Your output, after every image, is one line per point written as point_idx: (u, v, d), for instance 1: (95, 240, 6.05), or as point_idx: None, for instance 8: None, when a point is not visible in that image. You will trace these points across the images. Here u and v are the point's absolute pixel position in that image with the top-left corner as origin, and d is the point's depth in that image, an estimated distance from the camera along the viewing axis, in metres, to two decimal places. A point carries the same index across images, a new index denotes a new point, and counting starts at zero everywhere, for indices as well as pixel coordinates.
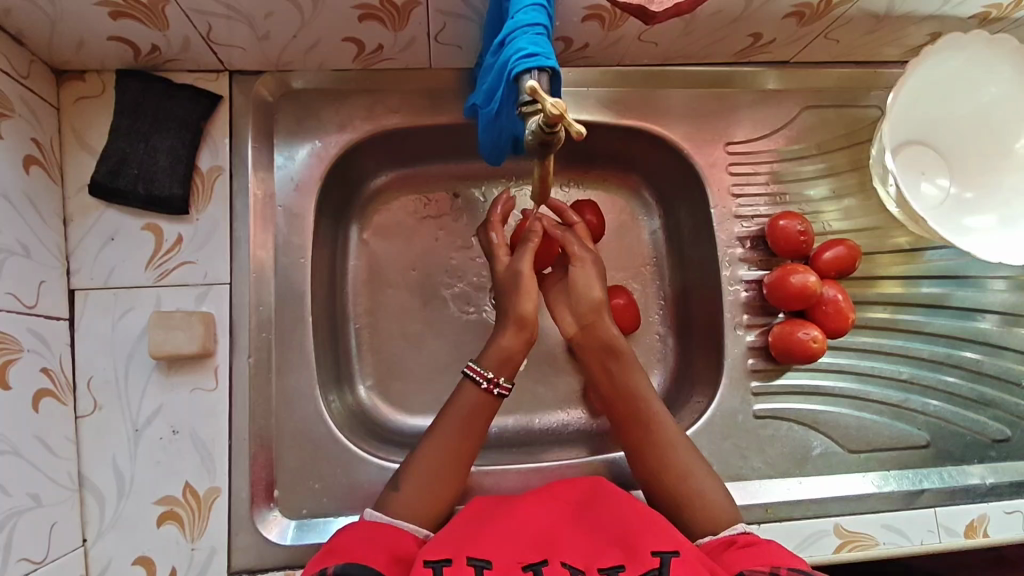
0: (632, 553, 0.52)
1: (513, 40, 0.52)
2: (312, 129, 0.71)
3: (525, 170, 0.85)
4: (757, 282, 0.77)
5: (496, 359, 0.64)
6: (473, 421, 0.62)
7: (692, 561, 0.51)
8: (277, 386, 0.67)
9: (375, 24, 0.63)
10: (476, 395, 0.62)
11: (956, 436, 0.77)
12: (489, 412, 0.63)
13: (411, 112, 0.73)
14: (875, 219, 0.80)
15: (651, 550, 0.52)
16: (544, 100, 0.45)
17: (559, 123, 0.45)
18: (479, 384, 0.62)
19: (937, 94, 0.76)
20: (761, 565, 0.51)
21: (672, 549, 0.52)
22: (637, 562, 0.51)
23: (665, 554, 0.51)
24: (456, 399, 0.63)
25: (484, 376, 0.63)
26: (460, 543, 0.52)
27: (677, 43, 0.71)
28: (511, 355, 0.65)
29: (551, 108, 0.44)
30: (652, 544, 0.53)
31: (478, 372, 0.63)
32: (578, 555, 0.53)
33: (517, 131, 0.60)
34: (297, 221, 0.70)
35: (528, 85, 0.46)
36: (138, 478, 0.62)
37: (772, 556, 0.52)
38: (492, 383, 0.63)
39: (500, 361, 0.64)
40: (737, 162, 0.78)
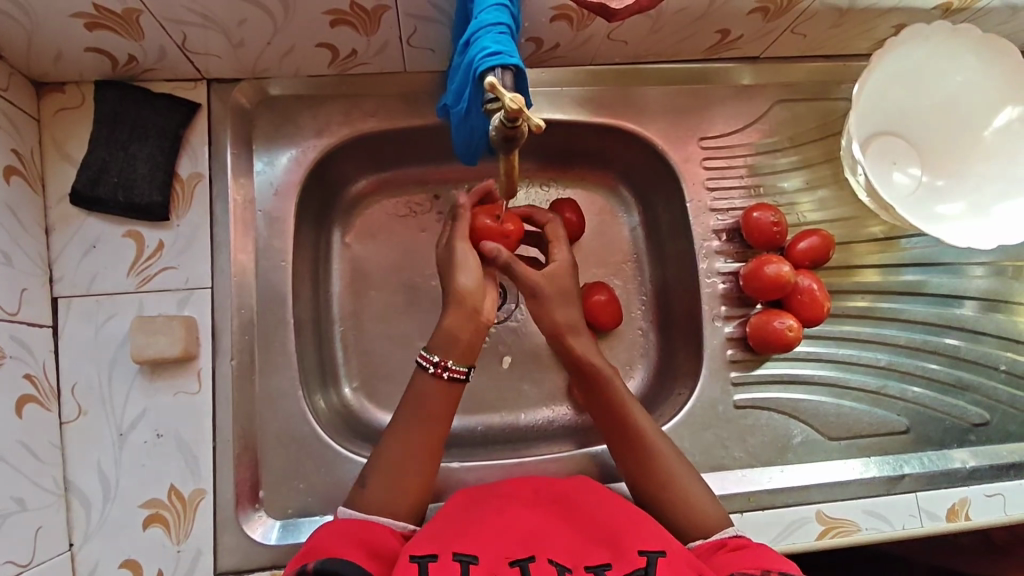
0: (619, 550, 0.54)
1: (478, 39, 0.53)
2: (291, 134, 0.72)
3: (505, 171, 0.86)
4: (734, 273, 0.78)
5: (444, 343, 0.63)
6: (429, 402, 0.62)
7: (678, 561, 0.52)
8: (261, 387, 0.68)
9: (347, 29, 0.64)
10: (432, 383, 0.63)
11: (936, 421, 0.78)
12: (444, 397, 0.63)
13: (387, 115, 0.74)
14: (849, 209, 0.81)
15: (637, 549, 0.53)
16: (504, 95, 0.45)
17: (520, 117, 0.46)
18: (428, 370, 0.63)
19: (904, 84, 0.77)
20: (751, 567, 0.52)
21: (659, 548, 0.53)
22: (624, 560, 0.52)
23: (651, 554, 0.53)
24: (411, 389, 0.63)
25: (430, 361, 0.63)
26: (447, 540, 0.53)
27: (647, 40, 0.72)
28: (458, 337, 0.63)
29: (510, 102, 0.45)
30: (638, 544, 0.54)
31: (426, 357, 0.63)
32: (565, 550, 0.54)
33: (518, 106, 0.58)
34: (277, 224, 0.71)
35: (489, 81, 0.46)
36: (123, 482, 0.63)
37: (763, 560, 0.53)
38: (441, 367, 0.62)
39: (449, 344, 0.63)
40: (712, 156, 0.80)
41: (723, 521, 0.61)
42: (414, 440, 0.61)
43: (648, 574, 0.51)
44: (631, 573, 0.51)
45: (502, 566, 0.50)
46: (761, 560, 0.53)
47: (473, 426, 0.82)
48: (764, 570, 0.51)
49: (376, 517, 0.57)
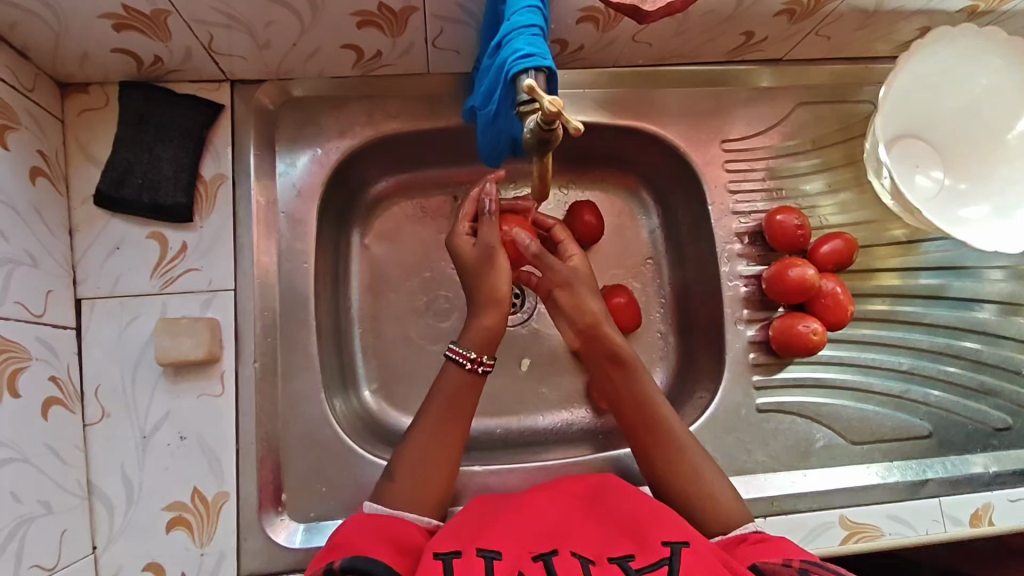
0: (642, 543, 0.52)
1: (510, 40, 0.52)
2: (312, 136, 0.72)
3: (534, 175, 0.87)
4: (756, 277, 0.78)
5: (477, 338, 0.65)
6: (460, 399, 0.63)
7: (703, 552, 0.51)
8: (283, 389, 0.68)
9: (374, 31, 0.64)
10: (460, 376, 0.64)
11: (959, 426, 0.77)
12: (473, 390, 0.64)
13: (409, 117, 0.74)
14: (871, 212, 0.81)
15: (661, 541, 0.52)
16: (542, 98, 0.45)
17: (558, 120, 0.45)
18: (465, 365, 0.63)
19: (928, 86, 0.77)
20: (774, 557, 0.52)
21: (683, 539, 0.52)
22: (647, 551, 0.51)
23: (675, 544, 0.51)
24: (439, 384, 0.64)
25: (468, 358, 0.64)
26: (469, 538, 0.52)
27: (671, 43, 0.72)
28: (494, 335, 0.65)
29: (549, 105, 0.44)
30: (662, 536, 0.53)
31: (462, 354, 0.64)
32: (587, 545, 0.53)
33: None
34: (299, 226, 0.71)
35: (526, 84, 0.46)
36: (146, 485, 0.63)
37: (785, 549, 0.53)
38: (477, 362, 0.64)
39: (484, 341, 0.65)
40: (733, 159, 0.80)
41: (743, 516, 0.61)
42: (443, 437, 0.62)
43: (672, 563, 0.49)
44: (656, 563, 0.49)
45: (525, 561, 0.49)
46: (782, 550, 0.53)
47: (492, 429, 0.82)
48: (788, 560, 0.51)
49: (402, 513, 0.58)
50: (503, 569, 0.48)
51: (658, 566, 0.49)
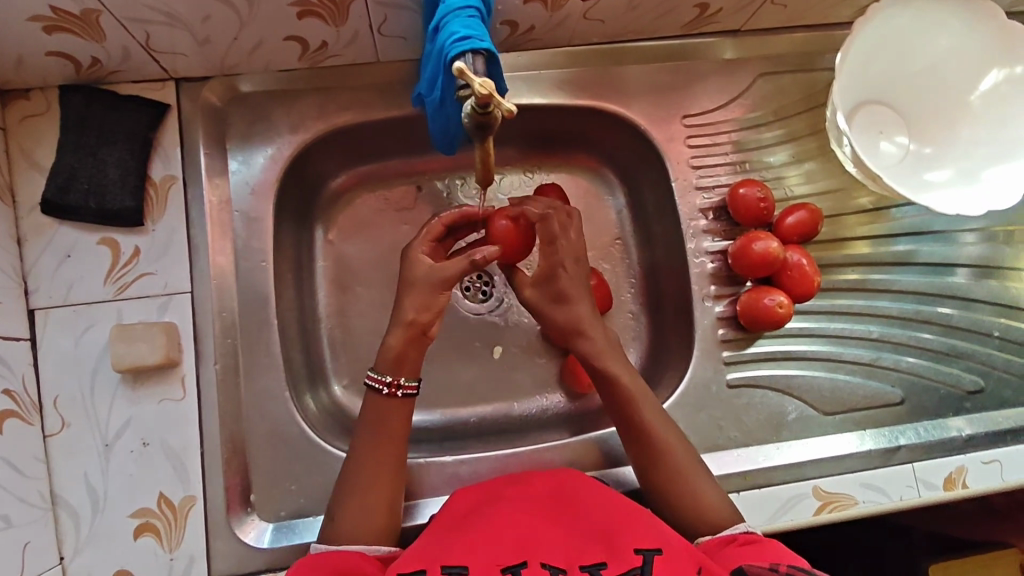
0: (614, 549, 0.53)
1: (446, 24, 0.51)
2: (264, 131, 0.71)
3: (496, 160, 0.86)
4: (722, 252, 0.77)
5: (390, 362, 0.62)
6: (384, 426, 0.62)
7: (675, 558, 0.51)
8: (247, 390, 0.67)
9: (316, 21, 0.62)
10: (375, 402, 0.62)
11: (932, 391, 0.76)
12: (397, 413, 0.62)
13: (362, 107, 0.73)
14: (836, 181, 0.81)
15: (633, 547, 0.52)
16: (472, 81, 0.43)
17: (491, 102, 0.44)
18: (382, 391, 0.62)
19: (889, 51, 0.76)
20: (760, 562, 0.52)
21: (655, 546, 0.53)
22: (619, 560, 0.52)
23: (647, 552, 0.52)
24: (364, 411, 0.63)
25: (383, 382, 0.62)
26: (435, 551, 0.52)
27: (624, 19, 0.71)
28: (407, 355, 0.62)
29: (480, 88, 0.43)
30: (634, 542, 0.53)
31: (377, 378, 0.62)
32: (558, 553, 0.53)
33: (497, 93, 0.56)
34: (255, 224, 0.70)
35: (455, 66, 0.44)
36: (111, 493, 0.62)
37: (770, 554, 0.53)
38: (393, 386, 0.62)
39: (397, 362, 0.62)
40: (695, 134, 0.79)
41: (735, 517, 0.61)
42: (378, 466, 0.61)
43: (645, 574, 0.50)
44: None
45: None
46: (769, 554, 0.53)
47: (467, 418, 0.82)
48: (773, 566, 0.52)
49: (348, 546, 0.57)
50: None
51: None
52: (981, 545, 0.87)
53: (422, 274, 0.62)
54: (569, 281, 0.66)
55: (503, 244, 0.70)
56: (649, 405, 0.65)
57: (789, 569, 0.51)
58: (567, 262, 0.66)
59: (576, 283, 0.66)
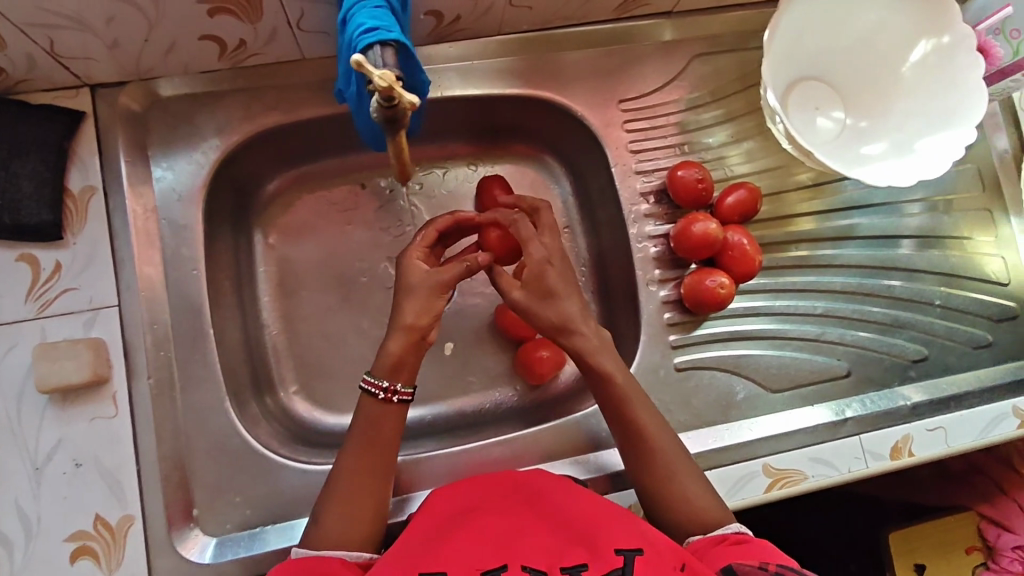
0: (594, 548, 0.52)
1: (352, 16, 0.49)
2: (188, 135, 0.69)
3: (440, 153, 0.86)
4: (665, 236, 0.77)
5: (386, 367, 0.60)
6: (377, 430, 0.60)
7: (656, 559, 0.51)
8: (184, 402, 0.65)
9: (228, 18, 0.60)
10: (372, 406, 0.60)
11: (877, 362, 0.77)
12: (390, 418, 0.60)
13: (289, 106, 0.71)
14: (776, 159, 0.81)
15: (614, 548, 0.52)
16: (373, 73, 0.41)
17: (394, 94, 0.42)
18: (378, 395, 0.60)
19: (820, 26, 0.76)
20: (750, 560, 0.52)
21: (636, 545, 0.52)
22: (600, 560, 0.51)
23: (628, 551, 0.51)
24: (357, 414, 0.61)
25: (380, 386, 0.59)
26: (412, 562, 0.51)
27: (551, 4, 0.70)
28: (406, 359, 0.60)
29: (380, 80, 0.41)
30: (615, 541, 0.52)
31: (374, 383, 0.60)
32: (540, 554, 0.52)
33: (416, 83, 0.55)
34: (183, 231, 0.68)
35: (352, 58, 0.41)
36: (44, 517, 0.60)
37: (758, 552, 0.53)
38: (390, 391, 0.60)
39: (394, 368, 0.60)
40: (633, 118, 0.78)
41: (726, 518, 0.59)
42: (370, 469, 0.59)
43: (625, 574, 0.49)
44: None
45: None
46: (757, 552, 0.53)
47: (421, 416, 0.81)
48: (762, 564, 0.52)
49: (331, 550, 0.55)
50: None
51: None
52: (942, 510, 0.93)
53: (416, 281, 0.61)
54: (560, 275, 0.61)
55: (493, 247, 0.73)
56: (643, 408, 0.62)
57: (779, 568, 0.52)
58: (554, 257, 0.61)
59: (568, 278, 0.61)
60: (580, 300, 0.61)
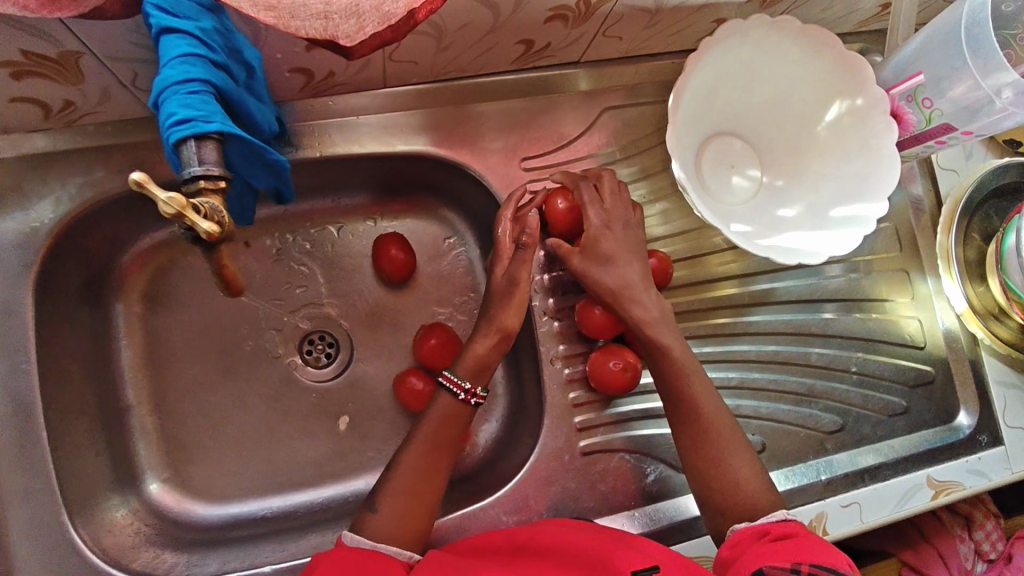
0: (611, 569, 0.50)
1: (164, 100, 0.41)
2: (15, 204, 0.59)
3: (332, 209, 0.78)
4: (568, 308, 0.71)
5: (472, 369, 0.63)
6: (442, 430, 0.60)
7: None
8: (8, 520, 0.56)
9: (39, 81, 0.51)
10: (448, 405, 0.61)
11: (792, 435, 0.74)
12: (458, 422, 0.61)
13: (142, 169, 0.62)
14: (690, 221, 0.76)
15: (631, 570, 0.50)
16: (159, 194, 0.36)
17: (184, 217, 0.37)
18: (459, 396, 0.61)
19: (733, 83, 0.71)
20: (781, 561, 0.49)
21: (651, 564, 0.51)
22: None
23: (644, 573, 0.49)
24: (430, 407, 0.62)
25: (463, 389, 0.61)
26: None
27: (440, 59, 0.63)
28: (488, 363, 0.63)
29: (166, 206, 0.36)
30: (629, 564, 0.51)
31: (455, 382, 0.61)
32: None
33: (267, 163, 0.52)
34: (8, 318, 0.58)
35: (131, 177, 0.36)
36: None
37: (796, 551, 0.50)
38: (472, 394, 0.61)
39: (478, 370, 0.63)
40: (536, 178, 0.72)
41: (775, 502, 0.58)
42: (432, 462, 0.59)
43: None
44: None
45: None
46: (794, 552, 0.49)
47: (308, 504, 0.73)
48: (795, 566, 0.48)
49: (384, 547, 0.55)
50: None
51: None
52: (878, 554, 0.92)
53: (500, 284, 0.63)
54: (617, 241, 0.64)
55: (560, 222, 0.67)
56: (703, 387, 0.62)
57: (812, 569, 0.48)
58: (615, 223, 0.64)
59: (625, 243, 0.64)
60: (642, 261, 0.64)
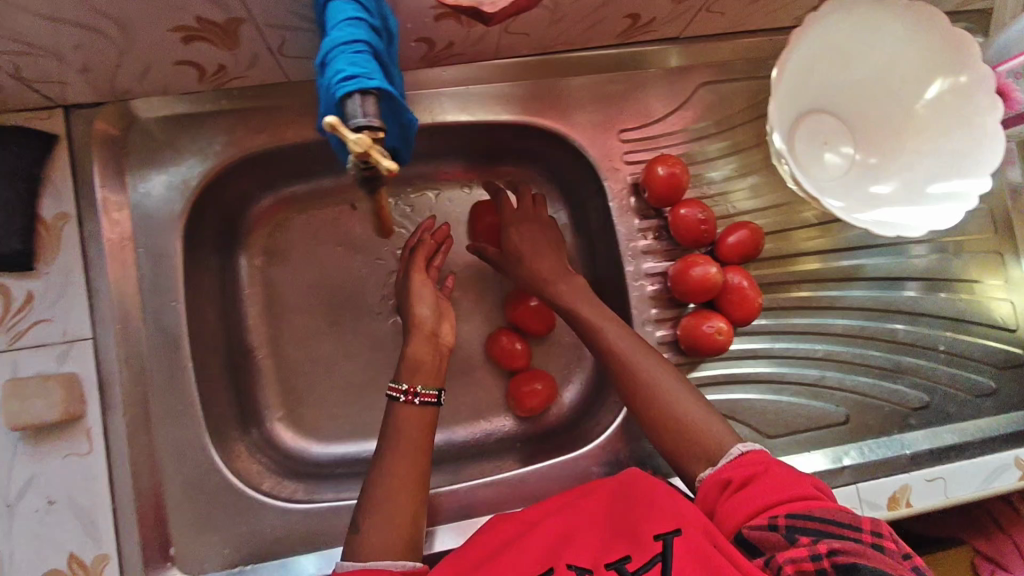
0: (636, 538, 0.52)
1: (331, 59, 0.46)
2: (169, 159, 0.66)
3: (434, 175, 0.83)
4: (662, 274, 0.74)
5: (411, 371, 0.63)
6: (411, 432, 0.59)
7: (694, 535, 0.50)
8: (161, 438, 0.64)
9: (204, 45, 0.56)
10: (410, 412, 0.61)
11: (877, 409, 0.75)
12: (422, 423, 0.61)
13: (277, 130, 0.68)
14: (782, 195, 0.78)
15: (653, 534, 0.51)
16: (348, 137, 0.39)
17: (369, 159, 0.40)
18: (400, 399, 0.61)
19: (835, 58, 0.72)
20: (759, 518, 0.50)
21: (674, 527, 0.51)
22: (641, 548, 0.50)
23: (666, 535, 0.51)
24: (388, 418, 0.61)
25: (400, 391, 0.62)
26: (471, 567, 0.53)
27: (552, 32, 0.67)
28: (426, 363, 0.64)
29: (355, 145, 0.39)
30: (650, 529, 0.52)
31: (395, 388, 0.62)
32: (585, 553, 0.52)
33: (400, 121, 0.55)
34: (163, 261, 0.65)
35: (326, 121, 0.39)
36: (16, 556, 0.59)
37: (765, 501, 0.51)
38: (410, 394, 0.61)
39: (414, 371, 0.63)
40: (634, 149, 0.76)
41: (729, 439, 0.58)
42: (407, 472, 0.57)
43: (665, 559, 0.49)
44: (650, 562, 0.49)
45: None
46: (766, 506, 0.50)
47: None
48: (772, 522, 0.49)
49: (376, 563, 0.52)
50: None
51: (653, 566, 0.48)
52: None
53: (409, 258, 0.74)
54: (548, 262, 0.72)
55: (660, 188, 0.70)
56: (649, 365, 0.63)
57: (787, 520, 0.48)
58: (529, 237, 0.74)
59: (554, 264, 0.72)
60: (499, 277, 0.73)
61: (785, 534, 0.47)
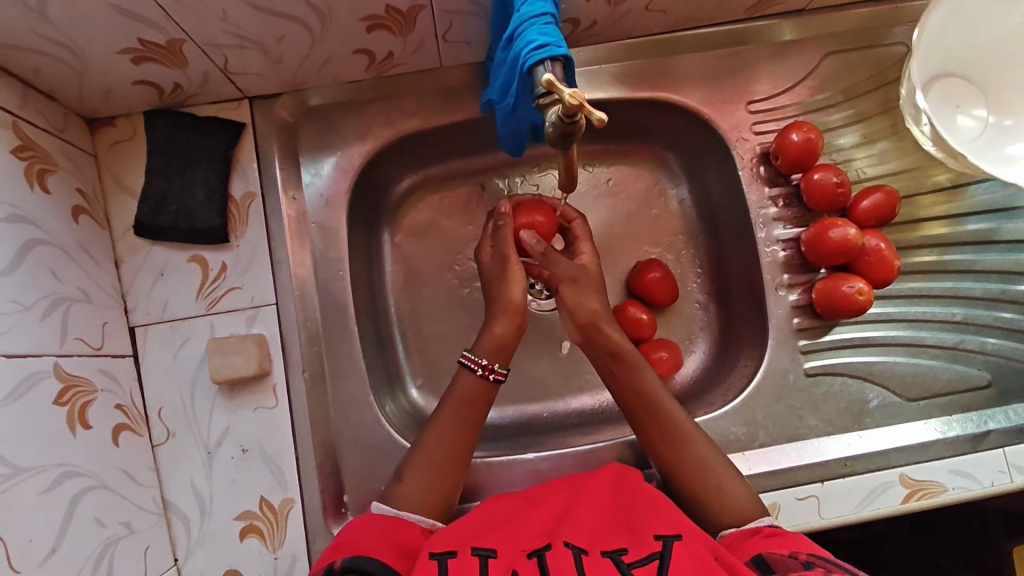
0: (637, 536, 0.52)
1: (522, 32, 0.51)
2: (335, 142, 0.72)
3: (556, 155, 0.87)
4: (794, 240, 0.76)
5: (489, 347, 0.67)
6: (464, 412, 0.64)
7: (694, 542, 0.50)
8: (333, 395, 0.70)
9: (384, 33, 0.63)
10: (472, 382, 0.65)
11: (1021, 373, 0.74)
12: (483, 400, 0.65)
13: (427, 113, 0.74)
14: (911, 160, 0.78)
15: (654, 533, 0.52)
16: (561, 92, 0.44)
17: (578, 112, 0.44)
18: (476, 371, 0.65)
19: (971, 20, 0.72)
20: (780, 549, 0.50)
21: (675, 532, 0.51)
22: (642, 544, 0.50)
23: (666, 537, 0.51)
24: (451, 389, 0.66)
25: (479, 363, 0.65)
26: (465, 536, 0.53)
27: (686, 8, 0.70)
28: (506, 342, 0.67)
29: (569, 98, 0.43)
30: (654, 529, 0.52)
31: (473, 359, 0.66)
32: (583, 534, 0.52)
33: None
34: (330, 234, 0.72)
35: (546, 78, 0.45)
36: (216, 497, 0.66)
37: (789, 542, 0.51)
38: (488, 369, 0.65)
39: (495, 349, 0.67)
40: (761, 120, 0.78)
41: (756, 509, 0.59)
42: (445, 447, 0.62)
43: (663, 557, 0.48)
44: (647, 557, 0.49)
45: (520, 559, 0.49)
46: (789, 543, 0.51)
47: (539, 414, 0.83)
48: (793, 553, 0.50)
49: (407, 512, 0.58)
50: (496, 567, 0.49)
51: (650, 561, 0.48)
52: None
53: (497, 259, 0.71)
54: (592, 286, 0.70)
55: (793, 153, 0.73)
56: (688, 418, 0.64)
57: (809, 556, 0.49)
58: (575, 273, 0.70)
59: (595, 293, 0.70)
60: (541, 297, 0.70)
61: (802, 562, 0.48)
